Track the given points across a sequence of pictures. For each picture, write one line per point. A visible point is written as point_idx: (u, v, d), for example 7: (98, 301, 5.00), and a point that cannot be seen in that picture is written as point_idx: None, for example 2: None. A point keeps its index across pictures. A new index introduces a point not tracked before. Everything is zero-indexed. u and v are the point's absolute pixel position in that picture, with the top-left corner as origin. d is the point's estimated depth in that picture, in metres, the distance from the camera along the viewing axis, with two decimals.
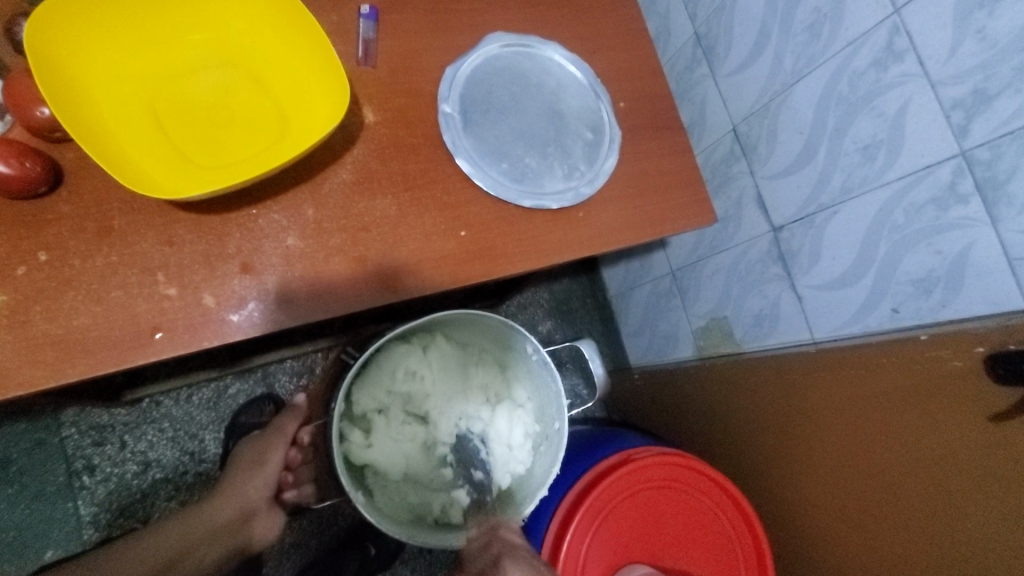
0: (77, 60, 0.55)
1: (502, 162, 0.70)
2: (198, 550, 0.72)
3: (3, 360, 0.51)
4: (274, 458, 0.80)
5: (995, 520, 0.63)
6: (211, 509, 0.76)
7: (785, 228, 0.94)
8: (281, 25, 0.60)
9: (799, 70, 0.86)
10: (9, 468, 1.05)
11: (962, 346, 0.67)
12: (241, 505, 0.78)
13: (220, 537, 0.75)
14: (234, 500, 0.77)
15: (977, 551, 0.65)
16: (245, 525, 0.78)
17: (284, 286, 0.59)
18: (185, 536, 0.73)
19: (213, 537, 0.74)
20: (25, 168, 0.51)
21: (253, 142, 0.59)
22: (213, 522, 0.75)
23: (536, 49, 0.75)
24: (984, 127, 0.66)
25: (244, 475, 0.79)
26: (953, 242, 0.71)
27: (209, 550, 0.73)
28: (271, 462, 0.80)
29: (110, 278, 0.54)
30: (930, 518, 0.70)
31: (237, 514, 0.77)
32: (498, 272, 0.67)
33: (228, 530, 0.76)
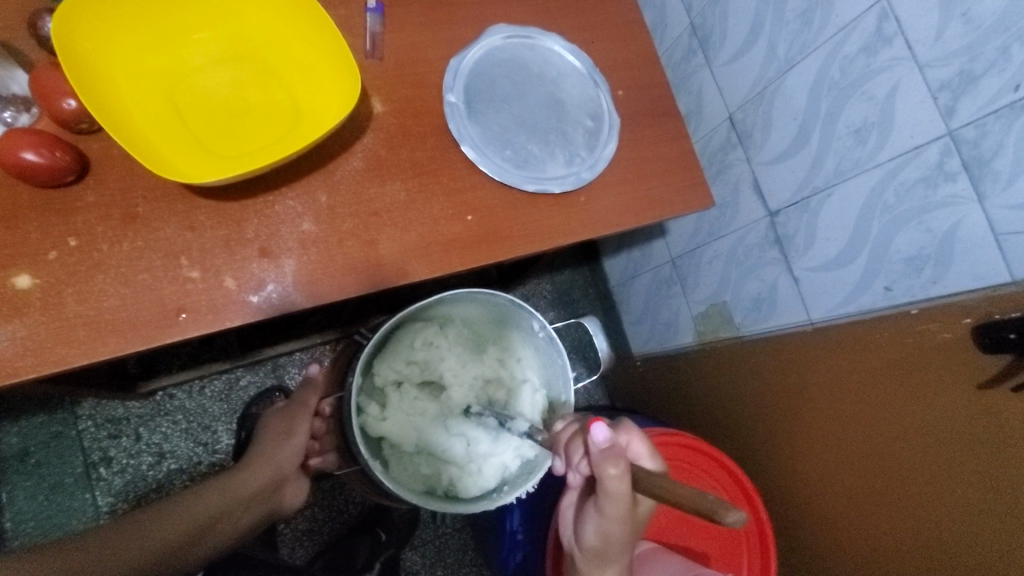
0: (101, 54, 0.58)
1: (506, 149, 0.73)
2: (236, 511, 0.75)
3: (36, 340, 0.53)
4: (300, 429, 0.87)
5: (982, 483, 0.66)
6: (245, 475, 0.80)
7: (781, 212, 0.97)
8: (293, 19, 0.63)
9: (792, 57, 0.89)
10: (27, 460, 1.08)
11: (952, 319, 0.71)
12: (272, 472, 0.82)
13: (254, 501, 0.78)
14: (266, 467, 0.82)
15: (966, 513, 0.68)
16: (274, 493, 0.82)
17: (301, 269, 0.61)
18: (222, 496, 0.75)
19: (247, 501, 0.77)
20: (55, 157, 0.54)
21: (268, 131, 0.62)
22: (248, 485, 0.78)
23: (537, 40, 0.78)
24: (970, 107, 0.68)
25: (273, 445, 0.85)
26: (942, 220, 0.73)
27: (244, 513, 0.76)
28: (299, 433, 0.87)
29: (136, 263, 0.57)
30: (921, 485, 0.73)
31: (269, 482, 0.81)
32: (504, 254, 0.69)
33: (259, 497, 0.79)
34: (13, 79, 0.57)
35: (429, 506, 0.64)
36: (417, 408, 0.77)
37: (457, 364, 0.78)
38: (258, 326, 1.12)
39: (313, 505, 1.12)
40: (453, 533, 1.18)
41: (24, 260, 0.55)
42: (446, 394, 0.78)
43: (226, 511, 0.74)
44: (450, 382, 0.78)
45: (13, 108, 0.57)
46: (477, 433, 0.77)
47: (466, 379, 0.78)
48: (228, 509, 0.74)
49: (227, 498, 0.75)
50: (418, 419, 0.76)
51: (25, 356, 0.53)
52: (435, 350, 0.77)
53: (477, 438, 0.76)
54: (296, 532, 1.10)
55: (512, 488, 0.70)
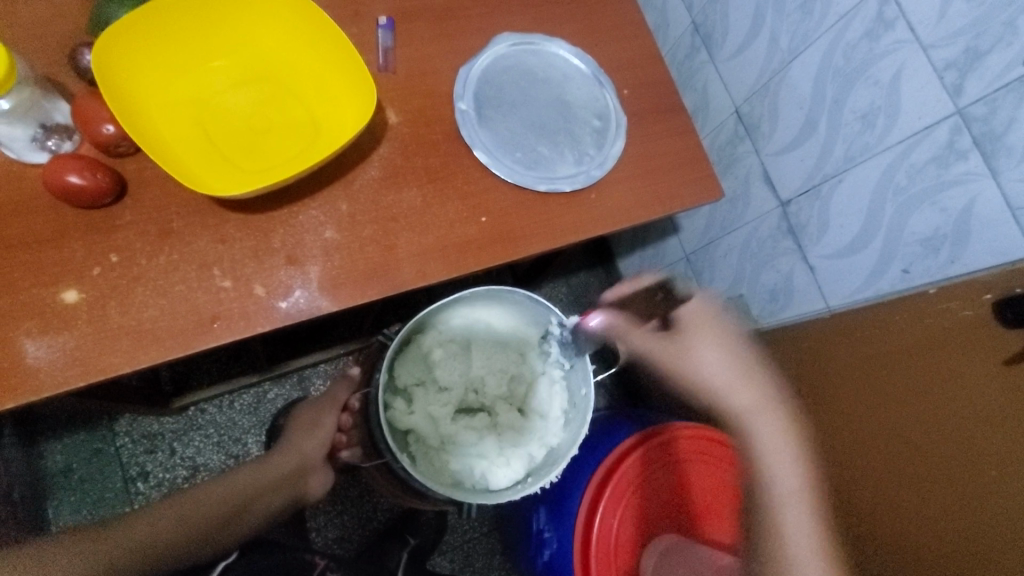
0: (134, 79, 0.61)
1: (516, 152, 0.75)
2: (268, 494, 0.79)
3: (83, 352, 0.57)
4: (328, 421, 0.89)
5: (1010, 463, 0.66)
6: (277, 459, 0.84)
7: (793, 201, 0.97)
8: (310, 39, 0.66)
9: (795, 48, 0.90)
10: (71, 477, 1.12)
11: (972, 295, 0.71)
12: (300, 459, 0.86)
13: (284, 485, 0.82)
14: (294, 455, 0.85)
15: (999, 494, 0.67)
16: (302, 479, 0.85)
17: (326, 275, 0.64)
18: (256, 479, 0.79)
19: (276, 485, 0.81)
20: (97, 179, 0.58)
21: (289, 145, 0.65)
22: (276, 469, 0.83)
23: (541, 46, 0.80)
24: (978, 84, 0.69)
25: (301, 434, 0.88)
26: (956, 199, 0.74)
27: (274, 497, 0.80)
28: (325, 424, 0.89)
29: (172, 275, 0.60)
30: (955, 470, 0.72)
31: (294, 466, 0.85)
32: (518, 253, 0.71)
33: (289, 482, 0.83)
34: (56, 109, 0.60)
35: (457, 497, 0.65)
36: (443, 403, 0.77)
37: (484, 360, 0.78)
38: (283, 337, 1.19)
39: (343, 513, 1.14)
40: (478, 540, 1.19)
41: (70, 276, 0.58)
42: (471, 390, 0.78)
43: (257, 497, 0.77)
44: (475, 378, 0.79)
45: (56, 136, 0.60)
46: (502, 429, 0.77)
47: (492, 374, 0.78)
48: (260, 492, 0.78)
49: (259, 482, 0.79)
50: (443, 413, 0.77)
51: (73, 366, 0.56)
52: (462, 346, 0.77)
53: (500, 433, 0.77)
54: (328, 540, 1.13)
55: (537, 479, 0.70)
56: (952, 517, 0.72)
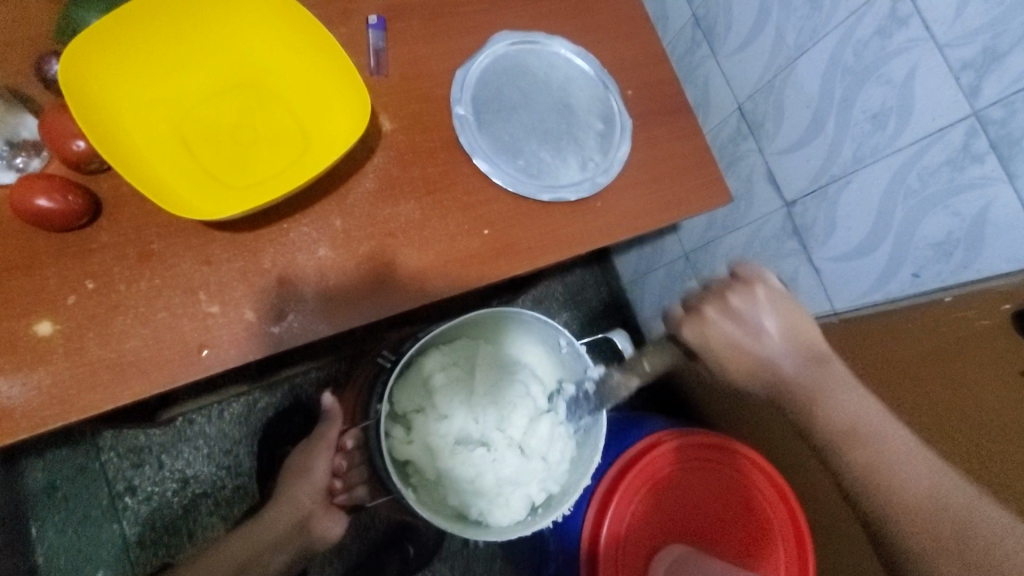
0: (103, 90, 0.56)
1: (518, 159, 0.71)
2: (264, 555, 0.75)
3: (60, 389, 0.52)
4: (320, 466, 0.81)
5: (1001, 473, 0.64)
6: (271, 516, 0.79)
7: (798, 202, 0.95)
8: (296, 43, 0.62)
9: (802, 44, 0.87)
10: (54, 494, 1.08)
11: (990, 305, 0.68)
12: (298, 512, 0.80)
13: (282, 543, 0.78)
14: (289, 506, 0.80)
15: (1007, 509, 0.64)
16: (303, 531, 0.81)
17: (321, 296, 0.61)
18: (250, 542, 0.75)
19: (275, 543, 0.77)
20: (69, 202, 0.53)
21: (278, 158, 0.61)
22: (271, 531, 0.78)
23: (541, 45, 0.76)
24: (996, 86, 0.66)
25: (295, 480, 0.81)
26: (970, 203, 0.72)
27: (274, 555, 0.77)
28: (317, 469, 0.81)
29: (155, 301, 0.56)
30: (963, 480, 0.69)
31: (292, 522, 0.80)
32: (522, 266, 0.68)
33: (288, 537, 0.79)
34: (22, 124, 0.56)
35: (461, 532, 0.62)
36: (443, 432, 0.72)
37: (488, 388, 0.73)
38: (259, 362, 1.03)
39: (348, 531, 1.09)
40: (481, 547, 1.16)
41: (44, 306, 0.54)
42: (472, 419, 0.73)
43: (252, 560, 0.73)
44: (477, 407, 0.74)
45: (25, 153, 0.56)
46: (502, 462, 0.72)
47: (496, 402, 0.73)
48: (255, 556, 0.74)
49: (253, 545, 0.75)
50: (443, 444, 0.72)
51: (50, 405, 0.52)
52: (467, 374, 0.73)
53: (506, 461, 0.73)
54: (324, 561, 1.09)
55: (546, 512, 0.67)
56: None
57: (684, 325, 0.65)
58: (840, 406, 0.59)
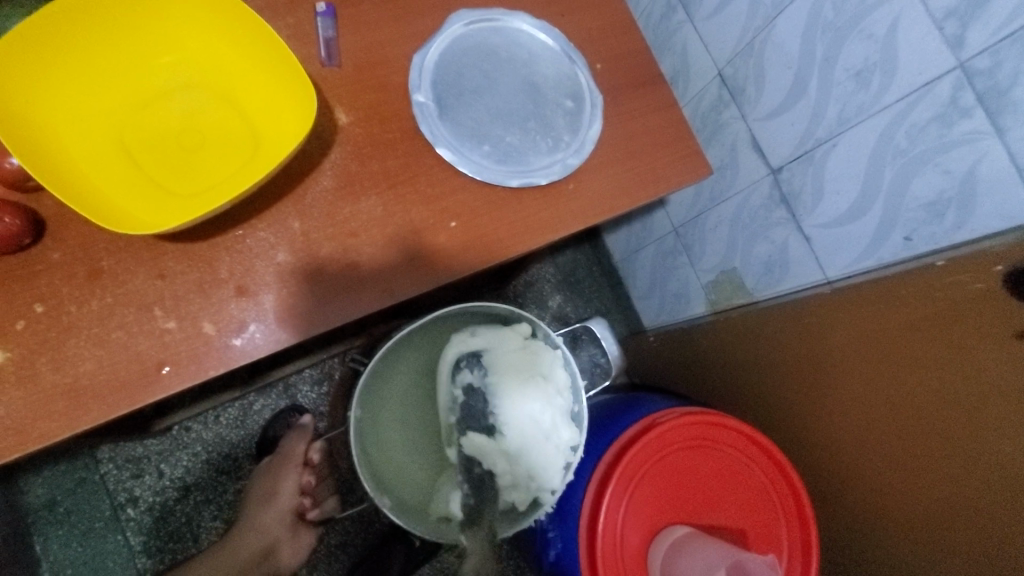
0: (29, 99, 0.53)
1: (484, 144, 0.68)
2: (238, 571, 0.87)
3: (16, 418, 0.51)
4: (288, 487, 0.93)
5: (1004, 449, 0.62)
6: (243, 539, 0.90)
7: (784, 169, 0.92)
8: (237, 39, 0.58)
9: (779, 2, 0.83)
10: (56, 509, 1.06)
11: (983, 267, 0.65)
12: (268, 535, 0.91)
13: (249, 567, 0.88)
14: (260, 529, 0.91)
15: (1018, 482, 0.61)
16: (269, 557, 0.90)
17: (282, 303, 0.58)
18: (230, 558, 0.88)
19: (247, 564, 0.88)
20: (5, 225, 0.50)
21: (226, 162, 0.58)
22: (246, 550, 0.89)
23: (502, 21, 0.72)
24: (981, 34, 0.62)
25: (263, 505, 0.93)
26: (960, 160, 0.68)
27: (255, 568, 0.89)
28: (286, 490, 0.93)
29: (108, 321, 0.54)
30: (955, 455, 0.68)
31: (260, 547, 0.90)
32: (494, 258, 0.65)
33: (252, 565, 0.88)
34: None
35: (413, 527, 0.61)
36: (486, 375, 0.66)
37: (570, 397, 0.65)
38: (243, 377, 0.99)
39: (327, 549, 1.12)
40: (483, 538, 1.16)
41: None
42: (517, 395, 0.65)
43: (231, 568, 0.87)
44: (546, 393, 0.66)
45: None
46: None
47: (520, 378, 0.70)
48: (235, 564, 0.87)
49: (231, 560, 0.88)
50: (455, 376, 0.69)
51: (6, 436, 0.50)
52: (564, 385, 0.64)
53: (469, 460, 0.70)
54: (322, 566, 1.10)
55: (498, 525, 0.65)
56: (966, 503, 0.66)
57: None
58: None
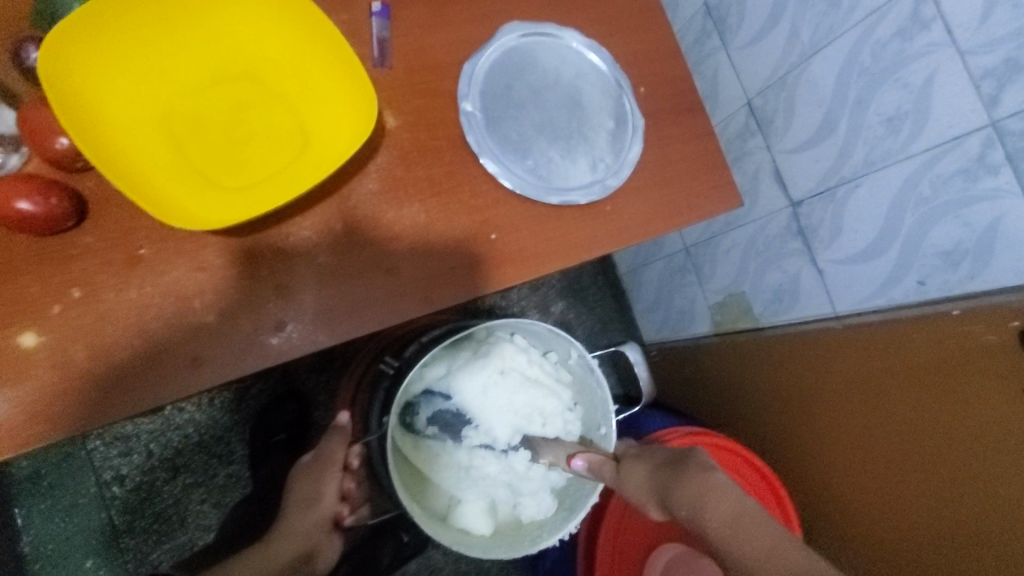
0: (82, 78, 0.52)
1: (526, 159, 0.69)
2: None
3: (48, 403, 0.50)
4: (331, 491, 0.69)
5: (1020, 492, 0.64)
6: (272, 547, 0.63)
7: (804, 203, 0.94)
8: (295, 35, 0.58)
9: (818, 40, 0.85)
10: (40, 482, 1.01)
11: (995, 320, 0.67)
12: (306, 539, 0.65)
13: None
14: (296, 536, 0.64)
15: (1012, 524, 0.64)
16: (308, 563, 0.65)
17: (321, 304, 0.58)
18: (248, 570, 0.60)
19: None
20: (49, 205, 0.49)
21: (275, 159, 0.57)
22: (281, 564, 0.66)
23: (552, 36, 0.72)
24: (1017, 97, 0.64)
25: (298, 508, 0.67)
26: (982, 214, 0.71)
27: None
28: (329, 496, 0.68)
29: (146, 311, 0.53)
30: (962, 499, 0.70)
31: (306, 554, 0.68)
32: (530, 274, 0.66)
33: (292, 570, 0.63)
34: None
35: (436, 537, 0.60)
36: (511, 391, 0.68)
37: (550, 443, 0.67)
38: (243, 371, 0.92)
39: None
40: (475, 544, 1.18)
41: (26, 316, 0.51)
42: (517, 414, 0.70)
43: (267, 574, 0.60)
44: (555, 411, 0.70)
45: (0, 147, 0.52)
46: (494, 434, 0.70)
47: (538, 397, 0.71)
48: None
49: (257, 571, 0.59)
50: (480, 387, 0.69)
51: (37, 421, 0.49)
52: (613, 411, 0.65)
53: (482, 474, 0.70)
54: None
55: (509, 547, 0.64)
56: (958, 538, 0.70)
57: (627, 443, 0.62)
58: (629, 475, 0.57)
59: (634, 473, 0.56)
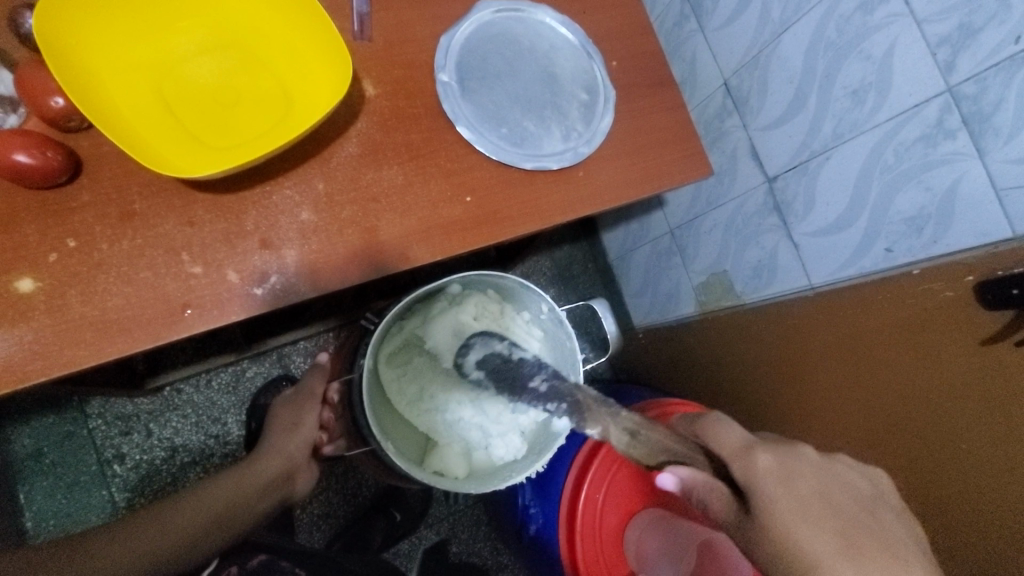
0: (78, 42, 0.56)
1: (501, 127, 0.72)
2: (253, 498, 0.72)
3: (45, 343, 0.53)
4: (309, 419, 0.81)
5: (991, 442, 0.65)
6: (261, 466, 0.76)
7: (779, 177, 0.96)
8: (278, 6, 0.62)
9: (788, 18, 0.88)
10: (42, 460, 1.04)
11: (955, 276, 0.70)
12: (286, 462, 0.78)
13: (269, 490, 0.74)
14: (277, 457, 0.77)
15: (990, 479, 0.65)
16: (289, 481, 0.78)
17: (304, 258, 0.61)
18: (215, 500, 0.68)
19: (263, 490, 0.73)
20: (47, 159, 0.53)
21: (261, 121, 0.61)
22: (264, 473, 0.75)
23: (526, 13, 0.76)
24: (970, 62, 0.67)
25: (283, 434, 0.80)
26: (943, 177, 0.73)
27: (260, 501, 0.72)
28: (307, 423, 0.81)
29: (137, 261, 0.57)
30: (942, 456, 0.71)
31: (282, 471, 0.77)
32: (504, 235, 0.69)
33: (275, 486, 0.75)
34: None
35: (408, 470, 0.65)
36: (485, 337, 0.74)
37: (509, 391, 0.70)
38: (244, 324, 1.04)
39: (308, 520, 1.11)
40: (466, 522, 1.20)
41: (25, 264, 0.54)
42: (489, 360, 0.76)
43: (241, 501, 0.70)
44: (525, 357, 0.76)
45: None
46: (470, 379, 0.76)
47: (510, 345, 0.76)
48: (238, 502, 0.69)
49: (242, 491, 0.71)
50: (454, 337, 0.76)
51: (33, 360, 0.53)
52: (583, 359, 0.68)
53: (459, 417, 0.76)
54: (302, 536, 1.10)
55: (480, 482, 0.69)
56: (942, 495, 0.71)
57: (765, 451, 0.53)
58: (802, 535, 0.51)
59: (811, 530, 0.51)
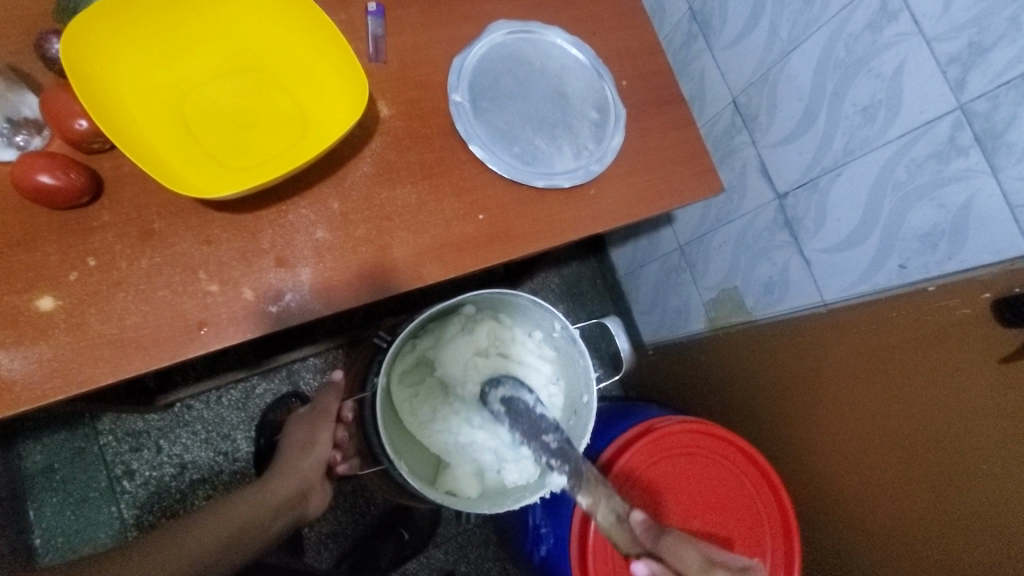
0: (101, 65, 0.57)
1: (513, 146, 0.73)
2: (268, 517, 0.71)
3: (62, 361, 0.54)
4: (324, 437, 0.81)
5: (1010, 460, 0.64)
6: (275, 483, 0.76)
7: (790, 194, 0.96)
8: (297, 31, 0.63)
9: (795, 37, 0.89)
10: (53, 476, 1.04)
11: (971, 293, 0.70)
12: (300, 479, 0.78)
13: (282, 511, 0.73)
14: (289, 474, 0.77)
15: (1010, 499, 0.64)
16: (301, 500, 0.77)
17: (318, 276, 0.62)
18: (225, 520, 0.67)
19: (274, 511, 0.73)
20: (70, 179, 0.54)
21: (278, 142, 0.62)
22: (275, 491, 0.74)
23: (537, 34, 0.77)
24: (981, 80, 0.67)
25: (295, 452, 0.80)
26: (955, 194, 0.72)
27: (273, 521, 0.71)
28: (322, 441, 0.81)
29: (155, 279, 0.57)
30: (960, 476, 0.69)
31: (296, 489, 0.77)
32: (516, 252, 0.69)
33: (287, 506, 0.75)
34: (23, 102, 0.57)
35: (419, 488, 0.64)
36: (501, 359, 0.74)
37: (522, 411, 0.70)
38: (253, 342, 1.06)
39: (317, 540, 1.11)
40: (473, 542, 1.19)
41: (45, 283, 0.55)
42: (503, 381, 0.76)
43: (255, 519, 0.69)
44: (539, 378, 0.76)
45: (26, 131, 0.57)
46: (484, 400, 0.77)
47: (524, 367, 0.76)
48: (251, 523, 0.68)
49: (254, 510, 0.70)
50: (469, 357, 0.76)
51: (51, 377, 0.53)
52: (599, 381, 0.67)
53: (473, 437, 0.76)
54: (311, 555, 1.09)
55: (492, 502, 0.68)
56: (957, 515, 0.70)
57: None
58: None
59: None
